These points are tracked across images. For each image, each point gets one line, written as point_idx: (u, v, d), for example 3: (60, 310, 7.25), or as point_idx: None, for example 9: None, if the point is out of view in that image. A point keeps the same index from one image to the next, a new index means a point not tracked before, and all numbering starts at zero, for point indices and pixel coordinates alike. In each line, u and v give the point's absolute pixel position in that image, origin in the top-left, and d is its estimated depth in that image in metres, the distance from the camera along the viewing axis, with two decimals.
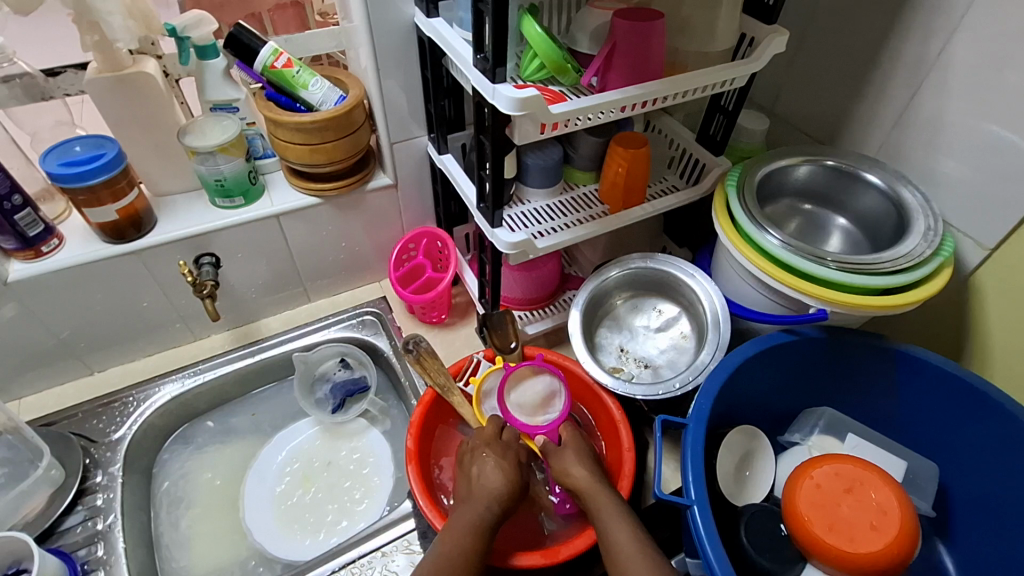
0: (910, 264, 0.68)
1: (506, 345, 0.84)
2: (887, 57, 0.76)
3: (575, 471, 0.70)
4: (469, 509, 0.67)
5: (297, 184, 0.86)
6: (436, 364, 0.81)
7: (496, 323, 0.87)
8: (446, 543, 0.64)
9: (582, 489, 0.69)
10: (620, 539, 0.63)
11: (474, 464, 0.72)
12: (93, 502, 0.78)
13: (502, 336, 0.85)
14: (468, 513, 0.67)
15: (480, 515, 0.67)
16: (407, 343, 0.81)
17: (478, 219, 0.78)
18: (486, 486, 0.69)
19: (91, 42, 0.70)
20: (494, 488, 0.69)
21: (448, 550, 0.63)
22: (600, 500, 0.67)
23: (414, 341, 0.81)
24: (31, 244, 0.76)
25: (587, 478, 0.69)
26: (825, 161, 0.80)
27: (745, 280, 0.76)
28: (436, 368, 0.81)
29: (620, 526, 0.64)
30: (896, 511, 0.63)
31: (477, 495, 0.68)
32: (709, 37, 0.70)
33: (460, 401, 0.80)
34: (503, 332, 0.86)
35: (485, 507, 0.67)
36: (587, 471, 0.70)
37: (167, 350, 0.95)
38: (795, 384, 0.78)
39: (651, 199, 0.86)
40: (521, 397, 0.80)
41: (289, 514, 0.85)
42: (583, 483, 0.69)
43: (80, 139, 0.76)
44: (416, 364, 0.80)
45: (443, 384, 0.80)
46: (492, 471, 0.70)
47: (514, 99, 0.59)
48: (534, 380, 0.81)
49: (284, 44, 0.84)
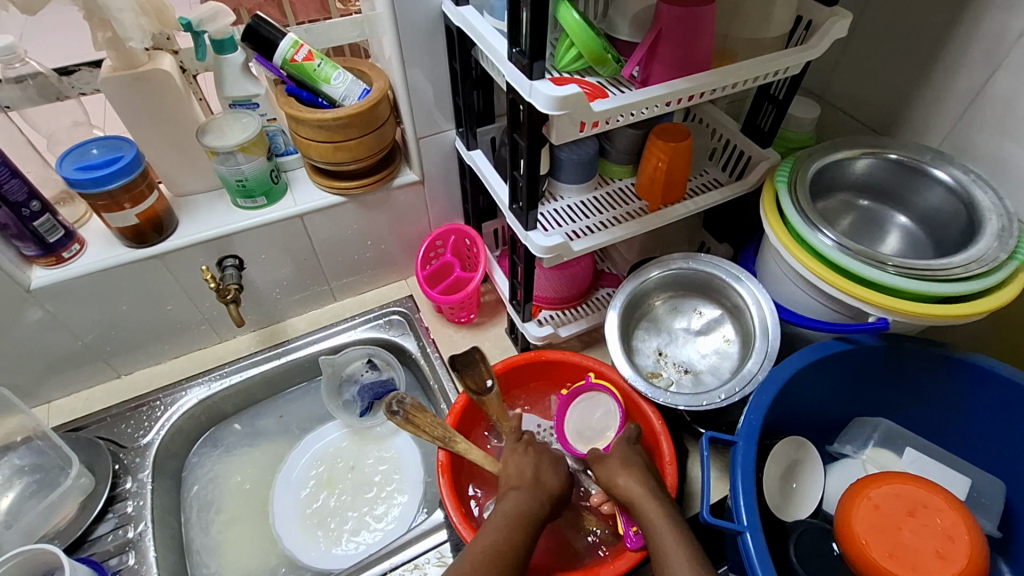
0: (981, 269, 0.63)
1: (483, 386, 0.75)
2: (957, 39, 0.69)
3: (622, 477, 0.66)
4: (523, 499, 0.65)
5: (320, 182, 0.82)
6: (428, 417, 0.71)
7: (460, 365, 0.74)
8: (490, 530, 0.62)
9: (628, 496, 0.65)
10: (665, 547, 0.60)
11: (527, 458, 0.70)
12: (123, 509, 0.77)
13: (478, 378, 0.75)
14: (527, 505, 0.65)
15: (529, 507, 0.65)
16: (390, 405, 0.70)
17: (511, 220, 0.74)
18: (539, 482, 0.67)
19: (103, 39, 0.67)
20: (551, 487, 0.67)
21: (493, 539, 0.61)
22: (647, 509, 0.63)
23: (398, 401, 0.70)
24: (52, 250, 0.73)
25: (637, 488, 0.65)
26: (887, 153, 0.74)
27: (797, 283, 0.72)
28: (429, 420, 0.70)
29: (666, 535, 0.60)
30: (965, 538, 0.59)
31: (530, 486, 0.67)
32: (763, 22, 0.65)
33: (467, 447, 0.71)
34: (475, 373, 0.75)
35: (536, 500, 0.66)
36: (635, 479, 0.66)
37: (193, 352, 0.93)
38: (849, 393, 0.73)
39: (692, 194, 0.81)
40: (580, 417, 0.80)
41: (316, 521, 0.84)
42: (627, 492, 0.65)
43: (97, 140, 0.73)
44: (407, 427, 0.69)
45: (442, 435, 0.70)
46: (549, 471, 0.69)
47: (553, 98, 0.55)
48: (597, 405, 0.80)
49: (305, 34, 0.80)
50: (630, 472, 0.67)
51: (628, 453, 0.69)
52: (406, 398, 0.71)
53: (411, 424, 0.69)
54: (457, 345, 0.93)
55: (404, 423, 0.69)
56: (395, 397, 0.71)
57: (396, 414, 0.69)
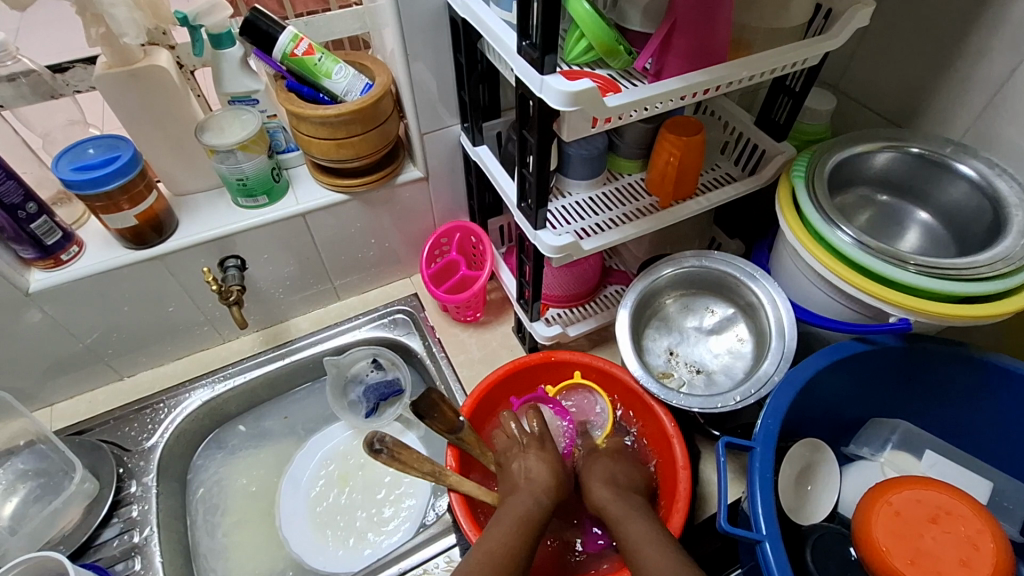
0: (1007, 268, 0.61)
1: (452, 429, 0.67)
2: (983, 27, 0.67)
3: (598, 489, 0.67)
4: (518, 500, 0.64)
5: (322, 179, 0.80)
6: (412, 453, 0.64)
7: (424, 411, 0.64)
8: (494, 533, 0.60)
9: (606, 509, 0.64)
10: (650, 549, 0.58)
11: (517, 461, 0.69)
12: (128, 514, 0.76)
13: (444, 418, 0.66)
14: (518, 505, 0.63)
15: (532, 508, 0.63)
16: (371, 444, 0.60)
17: (519, 219, 0.72)
18: (531, 480, 0.66)
19: (97, 35, 0.64)
20: (544, 483, 0.66)
21: (493, 544, 0.58)
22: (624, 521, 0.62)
23: (381, 438, 0.60)
24: (50, 253, 0.72)
25: (613, 501, 0.65)
26: (908, 147, 0.72)
27: (814, 281, 0.70)
28: (415, 456, 0.64)
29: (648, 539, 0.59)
30: (989, 545, 0.57)
31: (526, 488, 0.65)
32: (782, 12, 0.62)
33: (455, 481, 0.67)
34: (438, 418, 0.65)
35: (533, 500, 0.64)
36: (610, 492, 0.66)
37: (196, 353, 0.92)
38: (868, 393, 0.71)
39: (704, 189, 0.79)
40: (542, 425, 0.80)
41: (325, 519, 0.83)
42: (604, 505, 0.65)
43: (93, 139, 0.71)
44: (393, 464, 0.62)
45: (431, 469, 0.65)
46: (538, 467, 0.68)
47: (565, 94, 0.52)
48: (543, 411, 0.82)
49: (304, 28, 0.77)
50: (608, 484, 0.67)
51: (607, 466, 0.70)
52: (389, 433, 0.62)
53: (398, 460, 0.62)
54: (464, 345, 0.92)
55: (389, 461, 0.61)
56: (375, 432, 0.61)
57: (380, 452, 0.60)
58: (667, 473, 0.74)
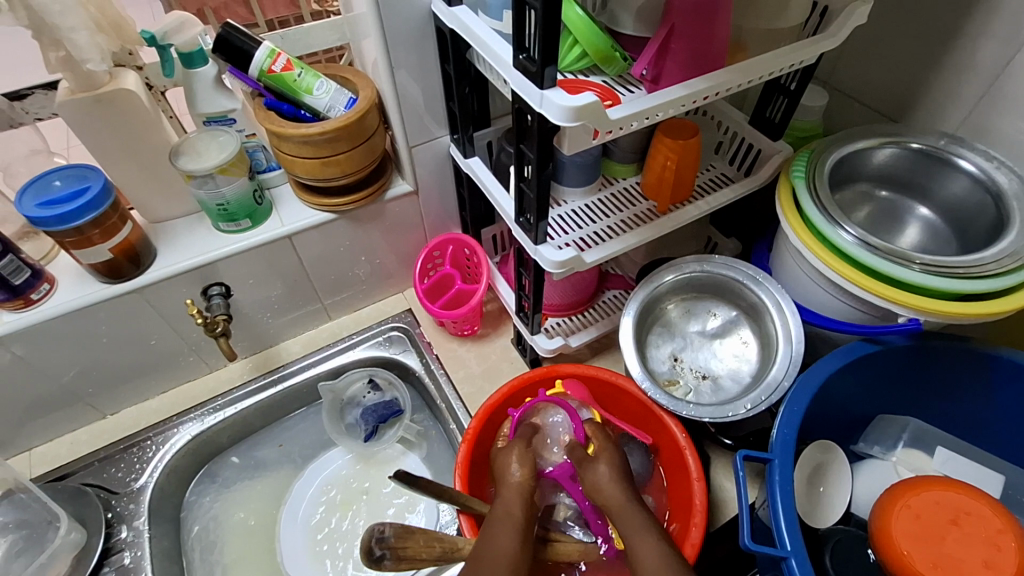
0: (1013, 264, 0.61)
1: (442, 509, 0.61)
2: (976, 19, 0.66)
3: (603, 484, 0.62)
4: (503, 504, 0.59)
5: (308, 199, 0.77)
6: (416, 540, 0.57)
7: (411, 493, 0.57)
8: (497, 540, 0.54)
9: (608, 503, 0.61)
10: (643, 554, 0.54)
11: (501, 461, 0.65)
12: (120, 561, 0.72)
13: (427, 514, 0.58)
14: (512, 509, 0.58)
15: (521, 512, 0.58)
16: (370, 553, 0.53)
17: (518, 233, 0.70)
18: (518, 479, 0.62)
19: (56, 59, 0.59)
20: (525, 479, 0.62)
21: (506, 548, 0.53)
22: (621, 510, 0.59)
23: (379, 542, 0.54)
24: (20, 293, 0.67)
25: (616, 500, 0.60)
26: (908, 142, 0.71)
27: (818, 283, 0.69)
28: (421, 543, 0.57)
29: (647, 544, 0.55)
30: (1010, 545, 0.57)
31: (516, 491, 0.60)
32: (778, 12, 0.61)
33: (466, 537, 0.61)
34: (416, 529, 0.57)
35: (514, 501, 0.59)
36: (614, 486, 0.61)
37: (182, 385, 0.88)
38: (878, 391, 0.71)
39: (701, 192, 0.78)
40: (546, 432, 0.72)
41: (325, 548, 0.81)
42: (609, 496, 0.61)
43: (59, 170, 0.67)
44: (399, 563, 0.56)
45: (440, 552, 0.58)
46: (521, 466, 0.63)
47: (567, 109, 0.50)
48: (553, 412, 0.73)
49: (281, 41, 0.74)
50: (611, 476, 0.62)
51: (608, 458, 0.64)
52: (384, 527, 0.55)
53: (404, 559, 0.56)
54: (462, 360, 0.89)
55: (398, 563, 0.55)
56: (372, 534, 0.54)
57: (383, 559, 0.54)
58: (683, 486, 0.72)
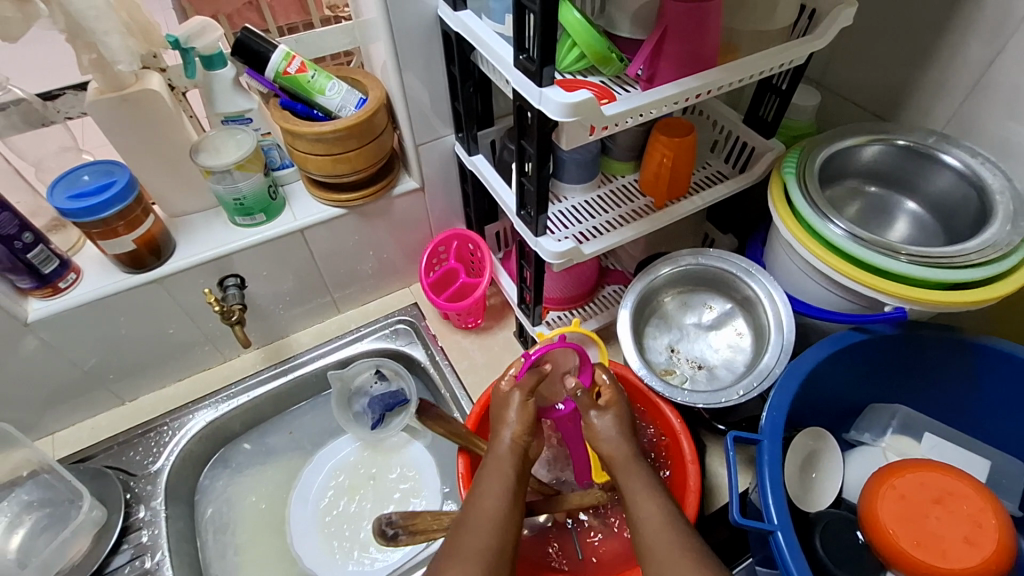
0: (995, 254, 0.63)
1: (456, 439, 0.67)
2: (959, 22, 0.69)
3: (606, 436, 0.62)
4: (491, 466, 0.58)
5: (319, 195, 0.81)
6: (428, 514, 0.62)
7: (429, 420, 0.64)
8: (481, 513, 0.54)
9: (612, 455, 0.61)
10: (644, 517, 0.56)
11: (501, 407, 0.61)
12: (138, 539, 0.76)
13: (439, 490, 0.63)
14: (503, 467, 0.57)
15: (511, 477, 0.57)
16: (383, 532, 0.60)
17: (519, 226, 0.73)
18: (515, 431, 0.59)
19: (88, 61, 0.64)
20: (522, 434, 0.59)
21: (490, 522, 0.54)
22: (623, 468, 0.60)
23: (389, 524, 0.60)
24: (48, 281, 0.71)
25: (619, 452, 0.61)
26: (895, 139, 0.74)
27: (808, 275, 0.71)
28: (433, 518, 0.62)
29: (648, 508, 0.57)
30: (991, 524, 0.59)
31: (508, 453, 0.58)
32: (767, 15, 0.64)
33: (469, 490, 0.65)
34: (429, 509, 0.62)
35: (504, 463, 0.58)
36: (617, 440, 0.62)
37: (197, 374, 0.92)
38: (867, 380, 0.73)
39: (697, 188, 0.80)
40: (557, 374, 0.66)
41: (333, 530, 0.84)
42: (610, 450, 0.62)
43: (87, 166, 0.71)
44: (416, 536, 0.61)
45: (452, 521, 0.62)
46: (521, 413, 0.60)
47: (565, 105, 0.54)
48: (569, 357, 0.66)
49: (295, 44, 0.78)
50: (617, 431, 0.62)
51: (614, 413, 0.64)
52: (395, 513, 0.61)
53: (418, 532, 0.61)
54: (466, 351, 0.93)
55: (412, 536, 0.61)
56: (383, 519, 0.60)
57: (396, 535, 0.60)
58: (678, 469, 0.74)
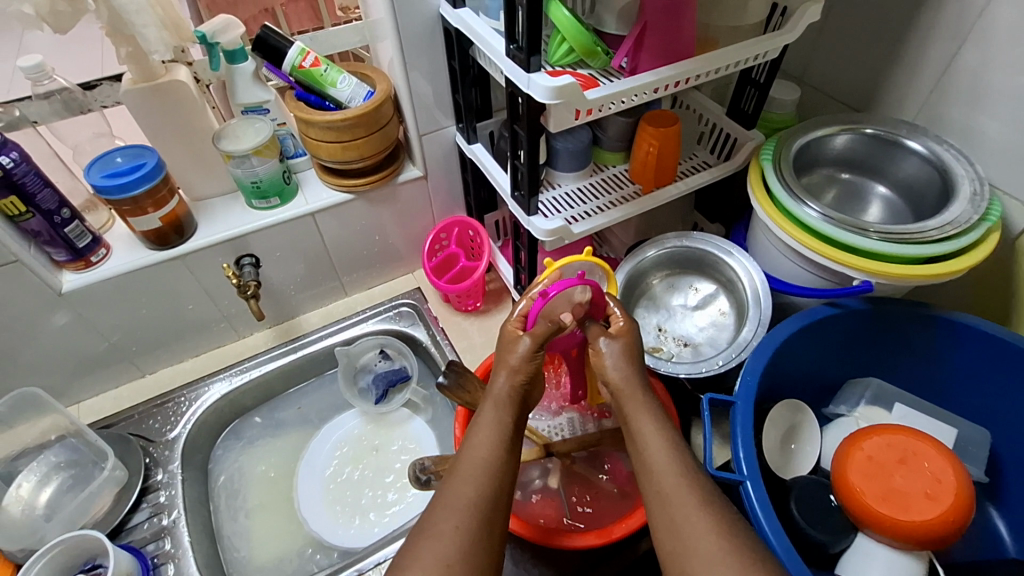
0: (955, 230, 0.67)
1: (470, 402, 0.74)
2: (924, 21, 0.74)
3: (614, 364, 0.63)
4: (488, 413, 0.61)
5: (330, 181, 0.87)
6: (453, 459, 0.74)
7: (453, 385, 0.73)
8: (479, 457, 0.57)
9: (618, 383, 0.62)
10: (647, 439, 0.58)
11: (506, 353, 0.64)
12: (156, 499, 0.81)
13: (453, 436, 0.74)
14: (495, 418, 0.60)
15: (507, 425, 0.60)
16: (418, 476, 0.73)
17: (513, 207, 0.79)
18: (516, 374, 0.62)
19: (125, 53, 0.71)
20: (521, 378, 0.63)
21: (486, 465, 0.56)
22: (628, 400, 0.61)
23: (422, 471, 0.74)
24: (81, 255, 0.78)
25: (622, 377, 0.62)
26: (865, 128, 0.79)
27: (785, 255, 0.76)
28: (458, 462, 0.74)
29: (649, 435, 0.58)
30: (951, 480, 0.63)
31: (499, 404, 0.61)
32: (740, 12, 0.69)
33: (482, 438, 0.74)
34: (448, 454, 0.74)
35: (501, 411, 0.61)
36: (622, 370, 0.63)
37: (213, 350, 0.98)
38: (840, 355, 0.78)
39: (683, 176, 0.86)
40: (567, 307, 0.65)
41: (337, 497, 0.88)
42: (618, 377, 0.62)
43: (120, 150, 0.77)
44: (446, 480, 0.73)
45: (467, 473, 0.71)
46: (525, 350, 0.63)
47: (550, 88, 0.59)
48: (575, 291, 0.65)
49: (310, 42, 0.85)
50: (624, 361, 0.63)
51: (621, 345, 0.65)
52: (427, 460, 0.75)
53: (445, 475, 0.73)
54: (466, 331, 0.98)
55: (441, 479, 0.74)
56: (417, 466, 0.74)
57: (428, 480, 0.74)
58: None
